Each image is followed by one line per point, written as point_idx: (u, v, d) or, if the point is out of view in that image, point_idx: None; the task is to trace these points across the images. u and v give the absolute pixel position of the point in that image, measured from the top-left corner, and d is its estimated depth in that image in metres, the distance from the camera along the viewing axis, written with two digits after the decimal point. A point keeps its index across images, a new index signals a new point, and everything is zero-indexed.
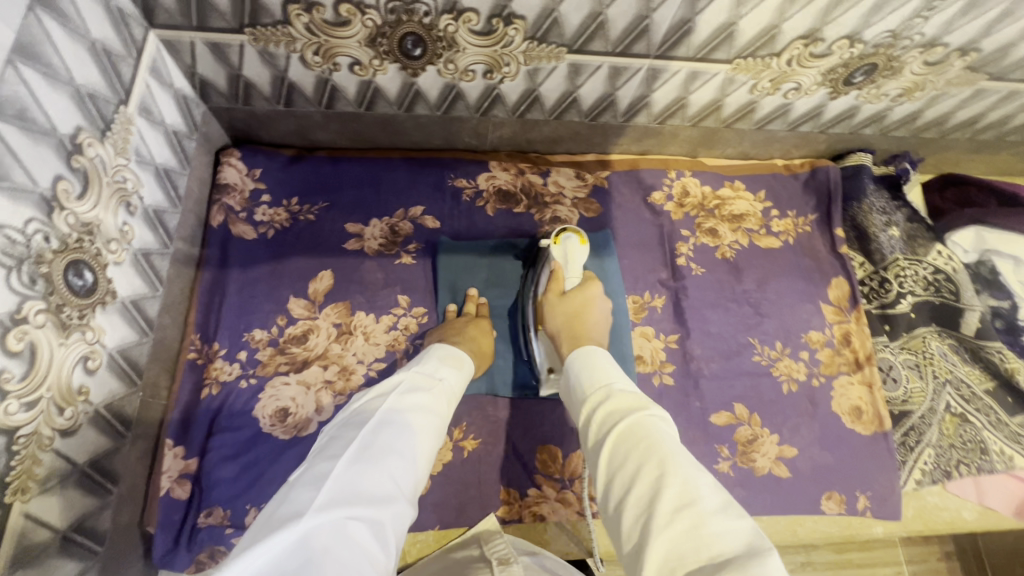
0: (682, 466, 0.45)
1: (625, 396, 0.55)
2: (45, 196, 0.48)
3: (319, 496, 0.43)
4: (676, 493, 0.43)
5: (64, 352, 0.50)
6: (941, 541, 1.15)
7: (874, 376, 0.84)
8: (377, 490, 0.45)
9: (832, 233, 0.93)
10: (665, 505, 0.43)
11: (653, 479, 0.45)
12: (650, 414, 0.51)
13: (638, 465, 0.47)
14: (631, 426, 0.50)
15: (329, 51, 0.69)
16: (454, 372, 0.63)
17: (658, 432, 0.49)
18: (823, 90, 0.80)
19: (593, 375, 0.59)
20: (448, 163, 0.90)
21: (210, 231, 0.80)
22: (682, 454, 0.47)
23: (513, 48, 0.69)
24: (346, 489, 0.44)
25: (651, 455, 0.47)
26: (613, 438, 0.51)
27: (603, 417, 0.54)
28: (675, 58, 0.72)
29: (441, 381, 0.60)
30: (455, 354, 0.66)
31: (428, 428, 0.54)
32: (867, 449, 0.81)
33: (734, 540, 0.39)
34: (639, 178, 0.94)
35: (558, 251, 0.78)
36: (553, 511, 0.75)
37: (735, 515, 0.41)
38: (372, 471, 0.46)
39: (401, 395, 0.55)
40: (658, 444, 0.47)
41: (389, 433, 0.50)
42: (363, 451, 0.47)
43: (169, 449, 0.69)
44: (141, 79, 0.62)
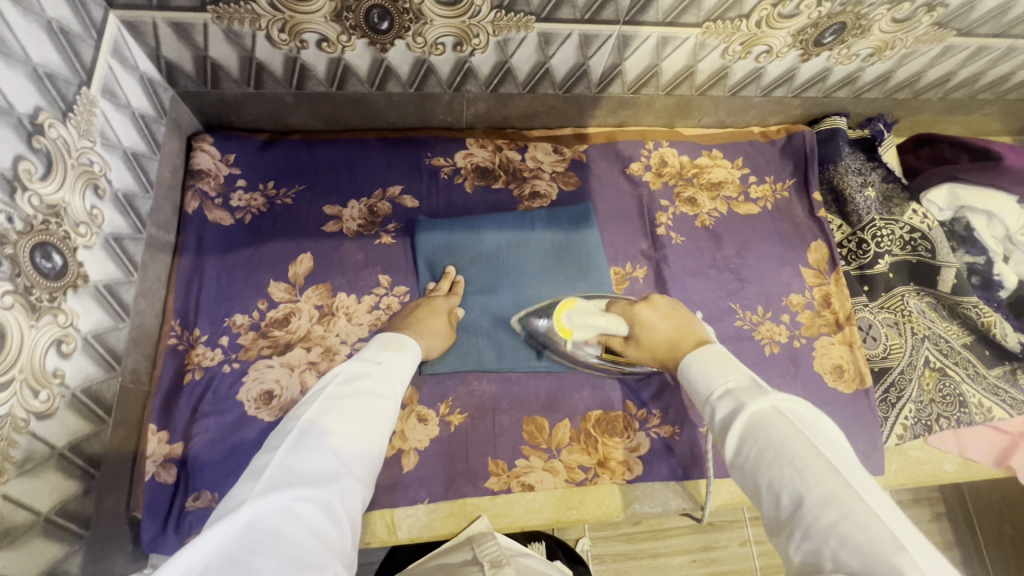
0: (799, 459, 0.45)
1: (727, 400, 0.54)
2: (6, 176, 0.48)
3: (258, 488, 0.44)
4: (792, 487, 0.44)
5: (35, 334, 0.50)
6: (931, 503, 1.17)
7: (854, 335, 0.85)
8: (318, 474, 0.46)
9: (809, 197, 0.94)
10: (786, 501, 0.44)
11: (773, 476, 0.46)
12: (760, 407, 0.50)
13: (758, 463, 0.47)
14: (744, 424, 0.50)
15: (295, 28, 0.68)
16: (397, 353, 0.62)
17: (762, 433, 0.48)
18: (794, 52, 0.80)
19: (699, 382, 0.58)
20: (424, 142, 0.90)
21: (186, 218, 0.80)
22: (799, 445, 0.46)
23: (481, 18, 0.69)
24: (285, 477, 0.45)
25: (767, 451, 0.47)
26: (731, 439, 0.51)
27: (719, 419, 0.53)
28: (644, 23, 0.72)
29: (383, 364, 0.60)
30: (399, 337, 0.65)
31: (373, 409, 0.55)
32: (848, 407, 0.82)
33: (856, 528, 0.39)
34: (617, 150, 0.94)
35: (583, 329, 0.75)
36: (541, 480, 0.75)
37: (851, 502, 0.41)
38: (310, 457, 0.47)
39: (340, 384, 0.55)
40: (771, 441, 0.47)
41: (327, 420, 0.51)
42: (301, 440, 0.48)
43: (152, 433, 0.69)
44: (103, 61, 0.61)
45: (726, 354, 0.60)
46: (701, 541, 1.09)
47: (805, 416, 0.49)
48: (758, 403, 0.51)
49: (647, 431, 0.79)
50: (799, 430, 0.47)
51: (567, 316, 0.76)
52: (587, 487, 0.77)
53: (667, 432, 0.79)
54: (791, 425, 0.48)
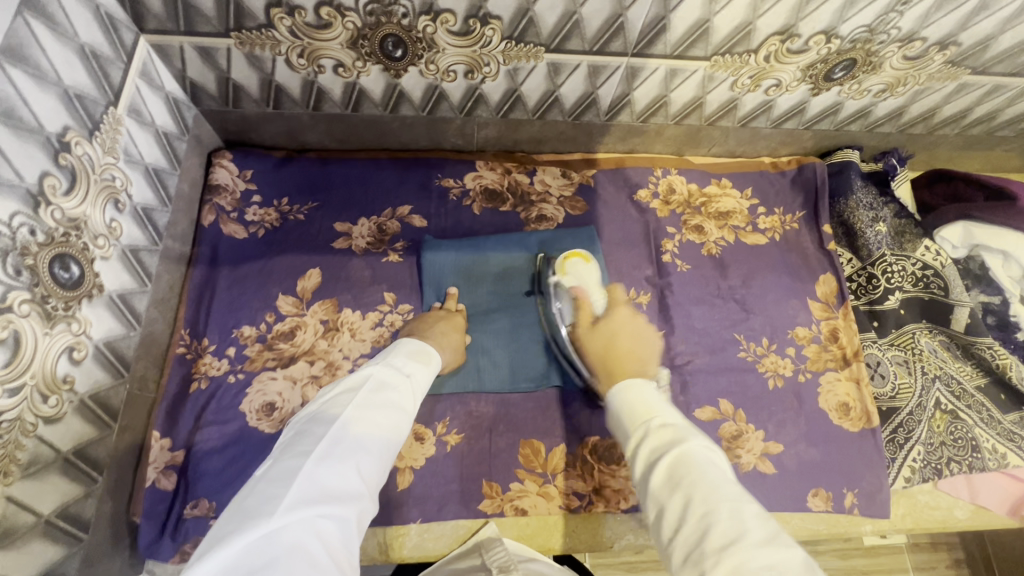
0: (733, 503, 0.44)
1: (664, 430, 0.52)
2: (32, 191, 0.50)
3: (290, 494, 0.44)
4: (724, 527, 0.42)
5: (49, 341, 0.52)
6: (949, 548, 1.13)
7: (861, 372, 0.84)
8: (344, 487, 0.47)
9: (819, 229, 0.93)
10: (714, 541, 0.41)
11: (702, 514, 0.43)
12: (694, 447, 0.49)
13: (687, 500, 0.45)
14: (677, 459, 0.48)
15: (313, 54, 0.71)
16: (421, 368, 0.64)
17: (701, 467, 0.46)
18: (804, 86, 0.80)
19: (631, 411, 0.55)
20: (435, 163, 0.92)
21: (201, 230, 0.83)
22: (729, 490, 0.45)
23: (491, 48, 0.71)
24: (317, 487, 0.45)
25: (699, 489, 0.45)
26: (661, 469, 0.48)
27: (648, 450, 0.51)
28: (652, 55, 0.73)
29: (409, 378, 0.61)
30: (424, 349, 0.67)
31: (397, 424, 0.56)
32: (854, 446, 0.81)
33: (791, 573, 0.38)
34: (626, 176, 0.95)
35: (571, 277, 0.80)
36: (535, 505, 0.75)
37: (784, 549, 0.40)
38: (341, 469, 0.47)
39: (370, 393, 0.55)
40: (707, 481, 0.45)
41: (357, 431, 0.51)
42: (333, 447, 0.48)
43: (155, 440, 0.70)
44: (130, 82, 0.64)
45: (655, 391, 0.58)
46: None
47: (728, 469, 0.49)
48: (696, 442, 0.49)
49: None
50: (725, 478, 0.46)
51: (572, 263, 0.81)
52: (580, 515, 0.76)
53: None
54: (720, 470, 0.47)
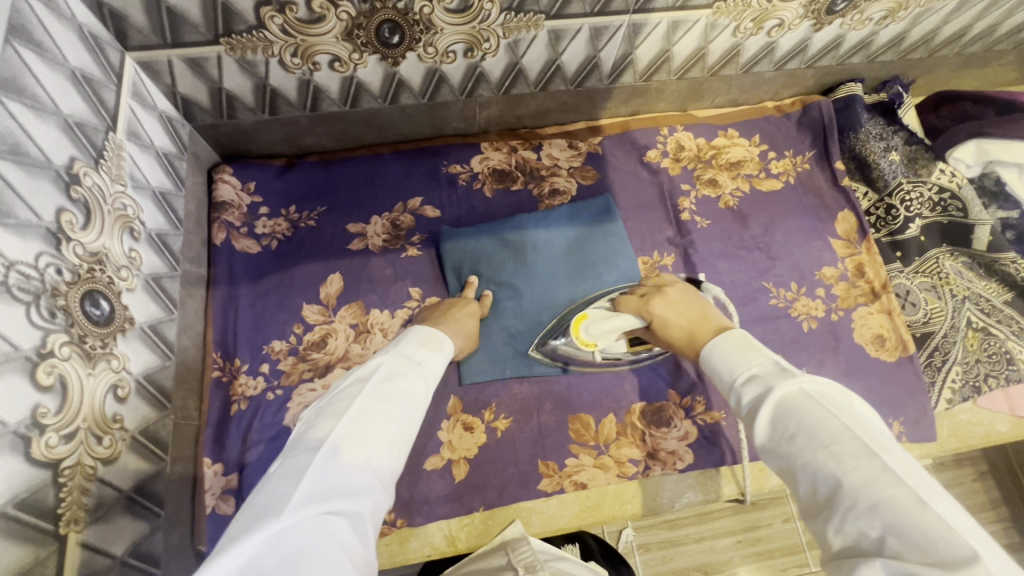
0: (834, 444, 0.41)
1: (751, 386, 0.50)
2: (51, 230, 0.48)
3: (299, 492, 0.42)
4: (828, 471, 0.40)
5: (94, 381, 0.50)
6: (975, 463, 1.16)
7: (892, 302, 0.84)
8: (354, 481, 0.45)
9: (832, 167, 0.92)
10: (822, 490, 0.40)
11: (809, 464, 0.42)
12: (784, 392, 0.46)
13: (792, 447, 0.43)
14: (773, 411, 0.46)
15: (307, 51, 0.68)
16: (433, 355, 0.60)
17: (797, 418, 0.44)
18: (806, 23, 0.79)
19: (723, 364, 0.54)
20: (439, 151, 0.90)
21: (215, 250, 0.80)
22: (829, 436, 0.42)
23: (491, 22, 0.68)
24: (325, 484, 0.43)
25: (801, 434, 0.43)
26: (762, 419, 0.46)
27: (747, 404, 0.49)
28: (654, 10, 0.71)
29: (420, 366, 0.58)
30: (435, 335, 0.63)
31: (410, 413, 0.53)
32: (894, 375, 0.81)
33: (911, 519, 0.35)
34: (632, 139, 0.93)
35: (603, 338, 0.73)
36: (594, 478, 0.75)
37: (892, 486, 0.37)
38: (350, 464, 0.45)
39: (380, 383, 0.53)
40: (804, 432, 0.43)
41: (367, 423, 0.49)
42: (342, 441, 0.46)
43: (207, 467, 0.69)
44: (125, 104, 0.62)
45: (749, 336, 0.55)
46: (748, 522, 1.08)
47: (834, 398, 0.45)
48: (784, 392, 0.46)
49: (694, 419, 0.78)
50: (838, 412, 0.43)
51: (585, 331, 0.73)
52: (639, 481, 0.76)
53: (714, 419, 0.78)
54: (820, 414, 0.43)
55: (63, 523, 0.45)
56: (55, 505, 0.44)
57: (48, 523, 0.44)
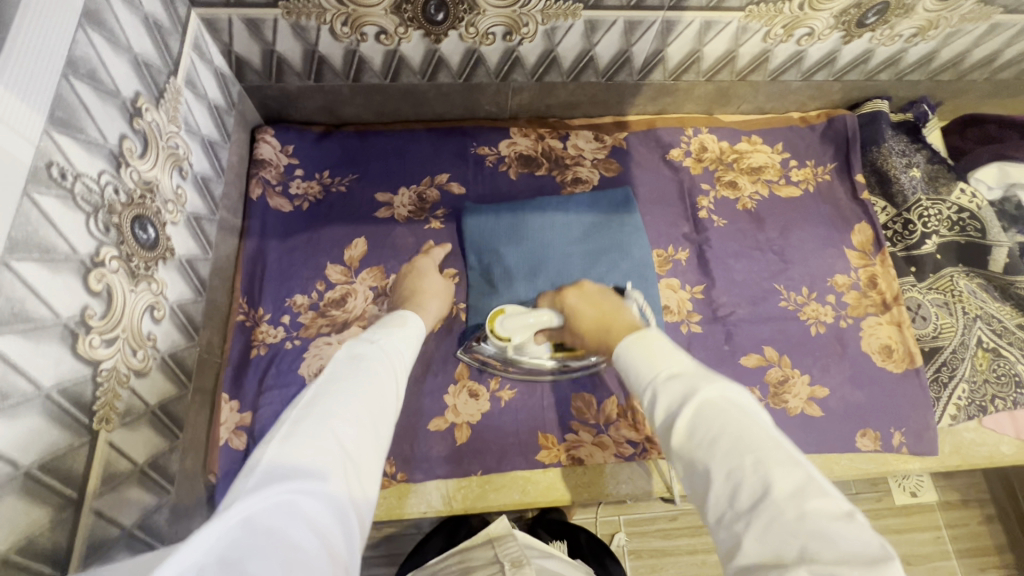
0: (760, 450, 0.40)
1: (674, 385, 0.48)
2: (114, 152, 0.52)
3: (253, 480, 0.38)
4: (754, 478, 0.39)
5: (134, 298, 0.54)
6: (980, 504, 1.14)
7: (903, 315, 0.85)
8: (318, 456, 0.41)
9: (852, 179, 0.94)
10: (745, 497, 0.39)
11: (733, 471, 0.40)
12: (707, 395, 0.45)
13: (717, 453, 0.42)
14: (698, 412, 0.45)
15: (357, 21, 0.72)
16: (392, 334, 0.59)
17: (725, 421, 0.43)
18: (836, 35, 0.81)
19: (640, 365, 0.52)
20: (470, 132, 0.94)
21: (250, 205, 0.85)
22: (756, 438, 0.41)
23: (532, 6, 0.72)
24: (284, 464, 0.40)
25: (727, 437, 0.42)
26: (684, 421, 0.45)
27: (664, 405, 0.47)
28: (688, 8, 0.74)
29: (379, 345, 0.56)
30: (397, 315, 0.64)
31: (376, 387, 0.50)
32: (899, 386, 0.82)
33: (835, 526, 0.35)
34: (657, 137, 0.96)
35: (519, 330, 0.72)
36: (591, 455, 0.77)
37: (817, 496, 0.37)
38: (312, 440, 0.42)
39: (337, 366, 0.50)
40: (731, 434, 0.42)
41: (327, 400, 0.46)
42: (299, 422, 0.43)
43: (225, 402, 0.73)
44: (186, 54, 0.66)
45: (665, 338, 0.54)
46: None
47: (750, 407, 0.45)
48: (709, 390, 0.45)
49: None
50: (760, 423, 0.43)
51: (500, 326, 0.73)
52: (635, 463, 0.78)
53: None
54: (744, 417, 0.43)
55: (96, 420, 0.48)
56: (92, 400, 0.48)
57: (85, 416, 0.47)
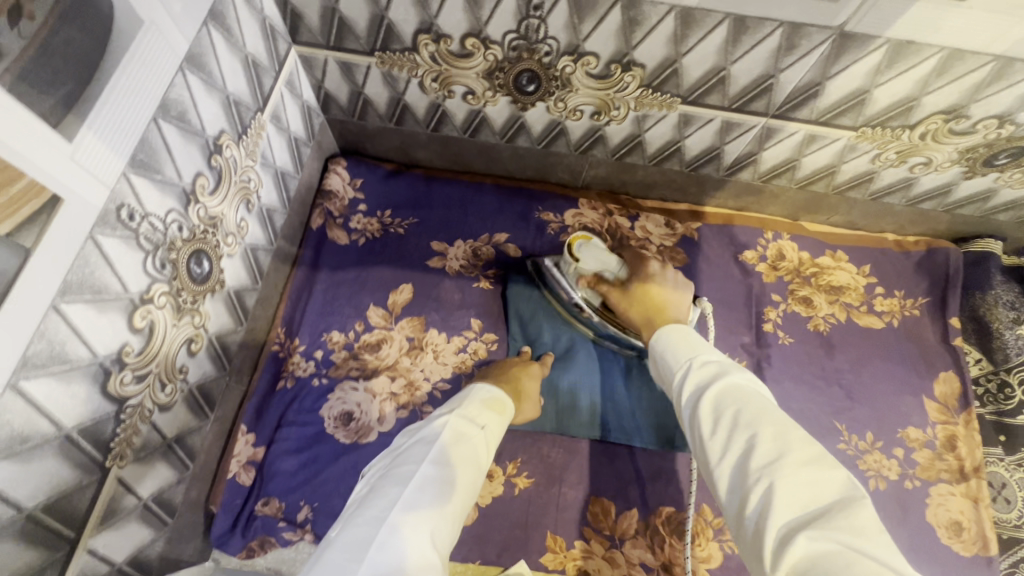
0: (777, 420, 0.42)
1: (708, 366, 0.51)
2: (186, 190, 0.53)
3: (360, 569, 0.39)
4: (768, 442, 0.40)
5: (175, 332, 0.54)
6: None
7: (981, 490, 0.75)
8: (422, 557, 0.41)
9: (945, 321, 0.84)
10: (755, 457, 0.40)
11: (745, 437, 0.42)
12: (729, 376, 0.48)
13: (730, 423, 0.44)
14: (722, 389, 0.47)
15: (447, 80, 0.72)
16: (495, 419, 0.59)
17: (749, 395, 0.45)
18: (957, 169, 0.74)
19: (676, 350, 0.55)
20: (537, 196, 0.91)
21: (309, 232, 0.86)
22: (777, 412, 0.43)
23: (626, 93, 0.69)
24: (389, 559, 0.39)
25: (745, 410, 0.44)
26: (706, 400, 0.47)
27: (691, 387, 0.50)
28: (794, 119, 0.69)
29: (483, 430, 0.56)
30: (498, 396, 0.62)
31: (473, 481, 0.50)
32: (965, 573, 0.71)
33: (837, 491, 0.37)
34: (732, 234, 0.90)
35: (588, 262, 0.76)
36: (599, 570, 0.70)
37: (829, 466, 0.39)
38: (416, 537, 0.42)
39: (443, 449, 0.51)
40: (753, 405, 0.44)
41: (433, 492, 0.46)
42: (406, 512, 0.43)
43: (241, 434, 0.72)
44: (278, 90, 0.67)
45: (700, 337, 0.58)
46: None
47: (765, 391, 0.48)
48: (738, 374, 0.48)
49: (721, 544, 0.72)
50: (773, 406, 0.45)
51: (580, 248, 0.76)
52: None
53: None
54: (763, 399, 0.45)
55: (110, 457, 0.48)
56: (109, 437, 0.47)
57: (98, 454, 0.46)
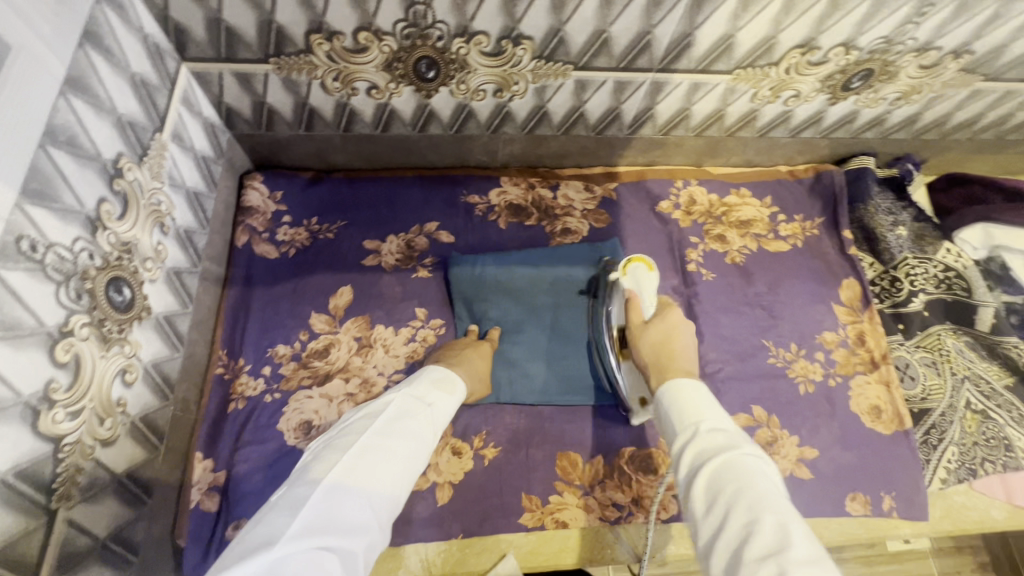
0: (783, 515, 0.42)
1: (714, 437, 0.50)
2: (91, 217, 0.51)
3: (295, 524, 0.43)
4: (771, 537, 0.41)
5: (105, 364, 0.52)
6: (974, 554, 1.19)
7: (891, 374, 0.84)
8: (351, 515, 0.46)
9: (840, 235, 0.94)
10: (755, 551, 0.40)
11: (742, 527, 0.42)
12: (733, 455, 0.47)
13: (730, 510, 0.44)
14: (723, 466, 0.47)
15: (348, 77, 0.73)
16: (444, 399, 0.61)
17: (752, 477, 0.45)
18: (822, 97, 0.83)
19: (680, 411, 0.54)
20: (460, 181, 0.94)
21: (235, 251, 0.84)
22: (778, 503, 0.43)
23: (522, 67, 0.73)
24: (322, 519, 0.44)
25: (745, 496, 0.44)
26: (703, 480, 0.47)
27: (687, 460, 0.50)
28: (676, 70, 0.75)
29: (429, 408, 0.59)
30: (449, 376, 0.65)
31: (414, 453, 0.54)
32: (889, 449, 0.81)
33: None
34: (646, 189, 0.97)
35: (630, 282, 0.73)
36: (575, 518, 0.74)
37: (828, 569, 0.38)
38: (351, 498, 0.46)
39: (387, 422, 0.54)
40: (755, 491, 0.44)
41: (371, 458, 0.50)
42: (346, 475, 0.48)
43: (198, 461, 0.71)
44: (174, 108, 0.66)
45: (703, 392, 0.55)
46: None
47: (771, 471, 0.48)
48: (746, 452, 0.47)
49: None
50: (774, 490, 0.45)
51: (633, 267, 0.74)
52: (620, 527, 0.75)
53: None
54: (766, 484, 0.45)
55: (55, 498, 0.46)
56: (50, 478, 0.46)
57: (41, 496, 0.45)
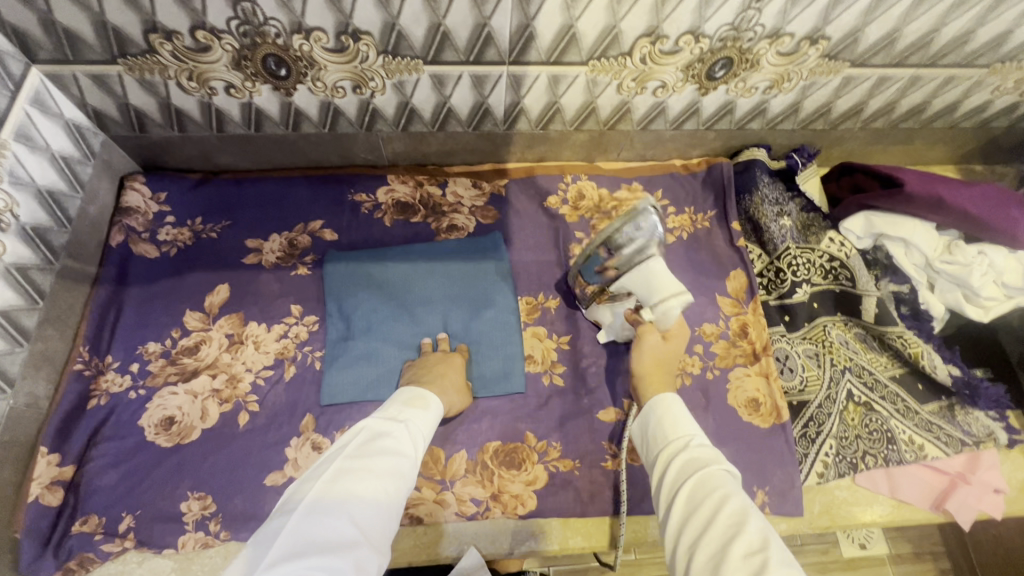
0: (756, 518, 0.48)
1: (703, 451, 0.58)
2: None
3: (274, 554, 0.46)
4: (748, 537, 0.46)
5: None
6: (934, 559, 1.15)
7: (770, 366, 0.82)
8: (330, 535, 0.48)
9: (729, 228, 0.93)
10: (742, 547, 0.46)
11: (727, 524, 0.48)
12: (720, 468, 0.55)
13: (713, 510, 0.50)
14: (705, 474, 0.54)
15: (202, 76, 0.74)
16: (418, 414, 0.65)
17: (733, 487, 0.52)
18: (690, 87, 0.82)
19: (669, 428, 0.63)
20: (346, 180, 0.94)
21: (110, 251, 0.85)
22: (750, 507, 0.50)
23: (371, 63, 0.74)
24: (300, 541, 0.47)
25: (730, 500, 0.50)
26: (688, 486, 0.54)
27: (674, 467, 0.57)
28: (529, 63, 0.75)
29: (403, 423, 0.62)
30: (420, 393, 0.68)
31: (395, 467, 0.57)
32: (762, 442, 0.79)
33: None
34: (535, 184, 0.96)
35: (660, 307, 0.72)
36: (431, 513, 0.73)
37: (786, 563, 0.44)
38: (329, 517, 0.49)
39: (359, 445, 0.57)
40: (737, 497, 0.51)
41: (346, 481, 0.53)
42: (318, 501, 0.51)
43: (42, 456, 0.71)
44: (18, 109, 0.68)
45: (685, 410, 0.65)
46: None
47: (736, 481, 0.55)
48: (724, 466, 0.55)
49: (545, 464, 0.77)
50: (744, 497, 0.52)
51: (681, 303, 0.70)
52: (477, 521, 0.74)
53: (567, 466, 0.77)
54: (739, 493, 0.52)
55: None
56: None
57: None
